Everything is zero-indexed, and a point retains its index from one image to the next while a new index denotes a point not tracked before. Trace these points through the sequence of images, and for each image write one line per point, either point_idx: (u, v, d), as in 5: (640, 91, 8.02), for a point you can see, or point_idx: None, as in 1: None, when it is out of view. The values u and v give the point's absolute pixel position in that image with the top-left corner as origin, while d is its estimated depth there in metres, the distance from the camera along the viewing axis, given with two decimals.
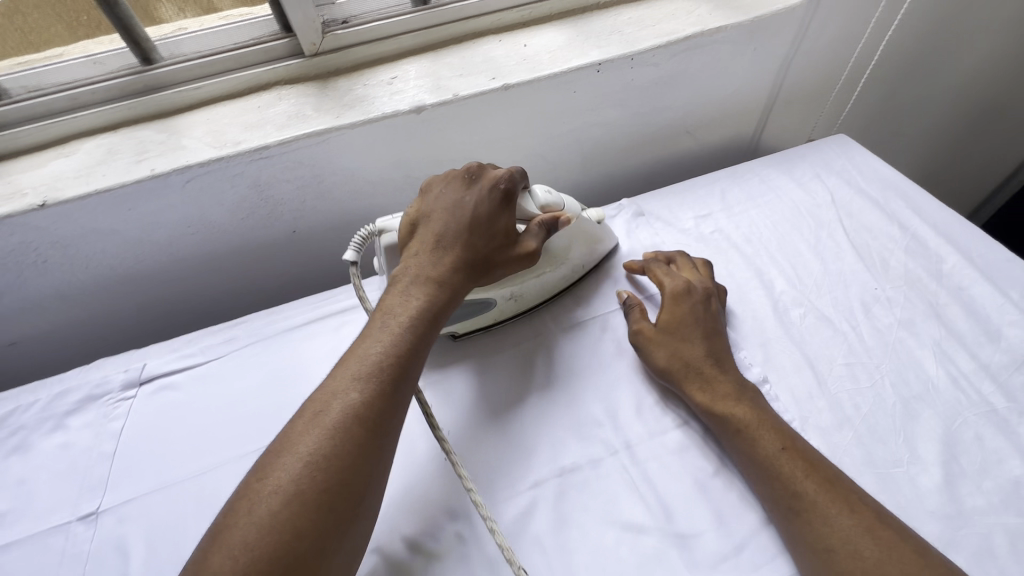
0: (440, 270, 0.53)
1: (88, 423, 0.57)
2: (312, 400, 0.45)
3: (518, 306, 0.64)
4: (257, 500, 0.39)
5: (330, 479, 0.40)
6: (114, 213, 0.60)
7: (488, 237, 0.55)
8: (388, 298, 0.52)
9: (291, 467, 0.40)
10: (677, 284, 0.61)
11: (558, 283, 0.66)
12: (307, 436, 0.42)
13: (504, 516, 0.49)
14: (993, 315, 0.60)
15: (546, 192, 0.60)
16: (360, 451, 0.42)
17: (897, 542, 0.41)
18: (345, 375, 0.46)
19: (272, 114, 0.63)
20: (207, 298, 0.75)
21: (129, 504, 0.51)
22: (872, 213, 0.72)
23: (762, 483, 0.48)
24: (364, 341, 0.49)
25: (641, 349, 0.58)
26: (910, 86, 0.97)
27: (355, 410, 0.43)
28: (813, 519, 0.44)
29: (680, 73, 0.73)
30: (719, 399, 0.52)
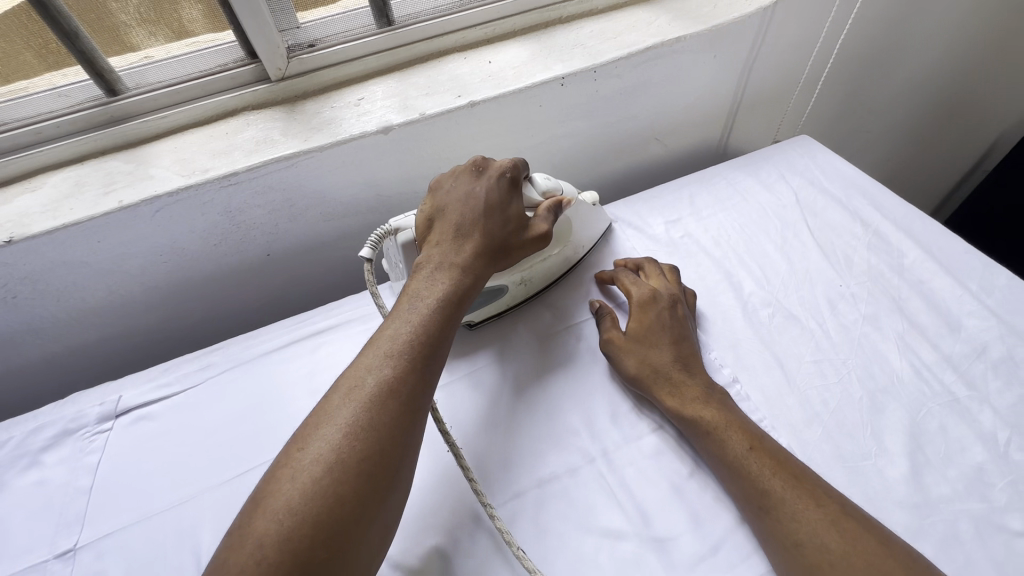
0: (462, 251, 0.54)
1: (63, 458, 0.56)
2: (346, 376, 0.45)
3: (527, 291, 0.67)
4: (299, 469, 0.39)
5: (368, 449, 0.41)
6: (84, 246, 0.60)
7: (506, 220, 0.56)
8: (413, 280, 0.53)
9: (328, 438, 0.41)
10: (643, 291, 0.62)
11: (560, 265, 0.69)
12: (342, 409, 0.43)
13: (483, 530, 0.50)
14: (952, 306, 0.62)
15: (545, 179, 0.62)
16: (396, 423, 0.43)
17: (862, 533, 0.43)
18: (378, 351, 0.46)
19: (241, 140, 0.64)
20: (184, 324, 0.75)
21: (107, 539, 0.51)
22: (836, 211, 0.74)
23: (733, 483, 0.49)
24: (392, 322, 0.49)
25: (612, 357, 0.59)
26: (870, 85, 1.00)
27: (389, 384, 0.44)
28: (782, 515, 0.45)
29: (643, 82, 0.75)
30: (688, 403, 0.53)
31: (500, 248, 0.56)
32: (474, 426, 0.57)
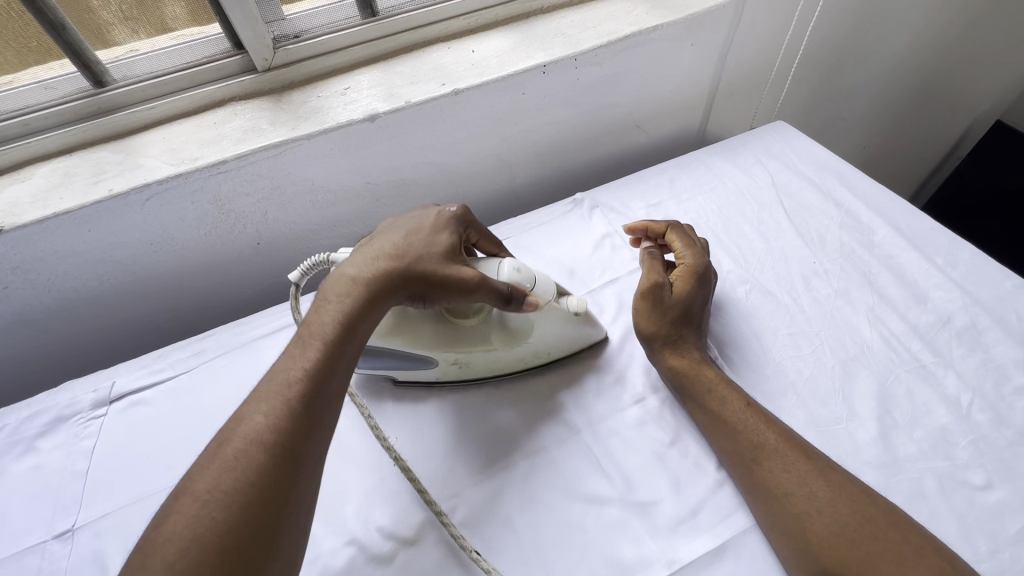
0: (364, 278, 0.50)
1: (59, 444, 0.57)
2: (220, 433, 0.41)
3: (462, 373, 0.60)
4: (150, 552, 0.34)
5: (229, 518, 0.36)
6: (75, 235, 0.61)
7: (416, 244, 0.53)
8: (310, 316, 0.49)
9: (184, 509, 0.36)
10: (698, 264, 0.62)
11: (512, 363, 0.60)
12: (205, 473, 0.38)
13: (473, 500, 0.52)
14: (920, 280, 0.65)
15: (517, 270, 0.54)
16: (266, 482, 0.38)
17: (844, 483, 0.46)
18: (255, 401, 0.42)
19: (229, 129, 0.65)
20: (175, 314, 0.76)
21: (105, 519, 0.52)
22: (810, 192, 0.76)
23: (725, 441, 0.51)
24: (278, 364, 0.45)
25: (643, 309, 0.60)
26: (844, 73, 1.03)
27: (260, 435, 0.39)
28: (773, 466, 0.48)
29: (623, 70, 0.77)
30: (694, 366, 0.56)
31: (408, 272, 0.51)
32: (460, 404, 0.59)
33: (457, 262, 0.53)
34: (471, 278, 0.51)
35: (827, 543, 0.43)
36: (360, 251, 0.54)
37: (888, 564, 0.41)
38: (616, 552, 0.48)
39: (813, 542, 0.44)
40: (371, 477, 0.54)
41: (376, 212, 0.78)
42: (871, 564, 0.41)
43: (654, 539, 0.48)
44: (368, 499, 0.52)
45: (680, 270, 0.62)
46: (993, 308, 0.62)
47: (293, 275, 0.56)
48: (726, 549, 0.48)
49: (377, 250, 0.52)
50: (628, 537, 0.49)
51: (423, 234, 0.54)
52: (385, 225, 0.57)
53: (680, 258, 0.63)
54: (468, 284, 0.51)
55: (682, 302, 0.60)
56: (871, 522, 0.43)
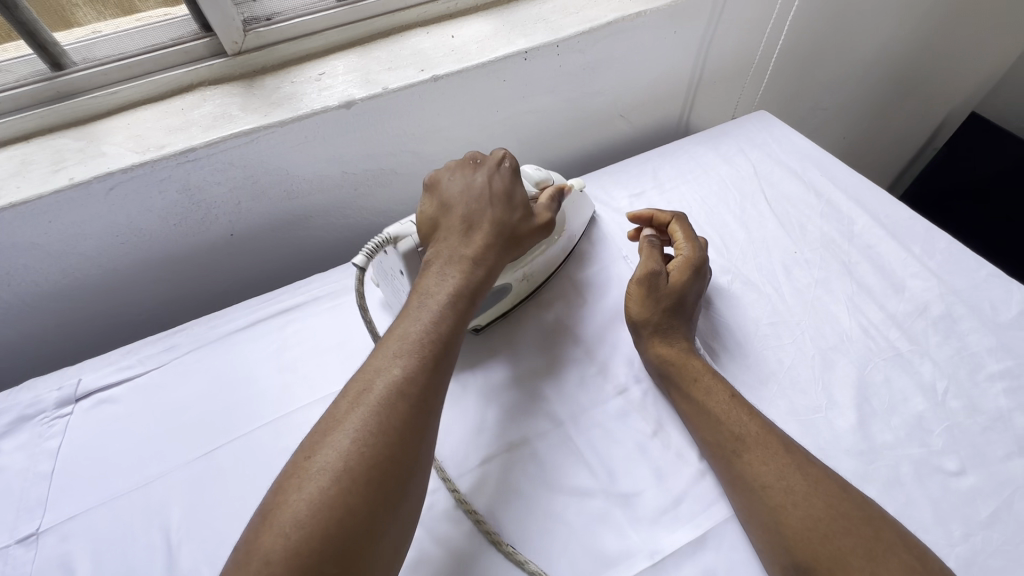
0: (473, 246, 0.53)
1: (22, 444, 0.55)
2: (354, 382, 0.44)
3: (529, 287, 0.66)
4: (306, 480, 0.38)
5: (380, 457, 0.40)
6: (34, 226, 0.58)
7: (512, 210, 0.56)
8: (422, 279, 0.52)
9: (337, 446, 0.40)
10: (695, 257, 0.62)
11: (558, 257, 0.68)
12: (349, 416, 0.41)
13: (455, 494, 0.51)
14: (897, 269, 0.66)
15: (536, 170, 0.63)
16: (409, 427, 0.42)
17: (822, 476, 0.47)
18: (387, 352, 0.45)
19: (197, 115, 0.62)
20: (144, 308, 0.73)
21: (72, 521, 0.50)
22: (791, 182, 0.77)
23: (708, 432, 0.51)
24: (402, 320, 0.48)
25: (638, 295, 0.60)
26: (825, 63, 1.03)
27: (399, 386, 0.43)
28: (753, 459, 0.48)
29: (605, 58, 0.76)
30: (682, 356, 0.56)
31: (507, 241, 0.55)
32: None
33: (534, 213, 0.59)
34: (546, 216, 0.59)
35: (801, 536, 0.43)
36: (452, 213, 0.56)
37: (858, 560, 0.41)
38: (599, 545, 0.48)
39: (788, 535, 0.44)
40: None
41: (355, 201, 0.76)
42: (843, 559, 0.42)
43: (636, 531, 0.48)
44: None
45: (679, 259, 0.62)
46: (968, 297, 0.62)
47: (357, 259, 0.56)
48: (707, 539, 0.48)
49: (476, 217, 0.55)
50: (611, 528, 0.49)
51: (512, 199, 0.57)
52: (451, 181, 0.58)
53: (679, 250, 0.63)
54: (547, 223, 0.59)
55: (676, 292, 0.59)
56: (845, 517, 0.44)
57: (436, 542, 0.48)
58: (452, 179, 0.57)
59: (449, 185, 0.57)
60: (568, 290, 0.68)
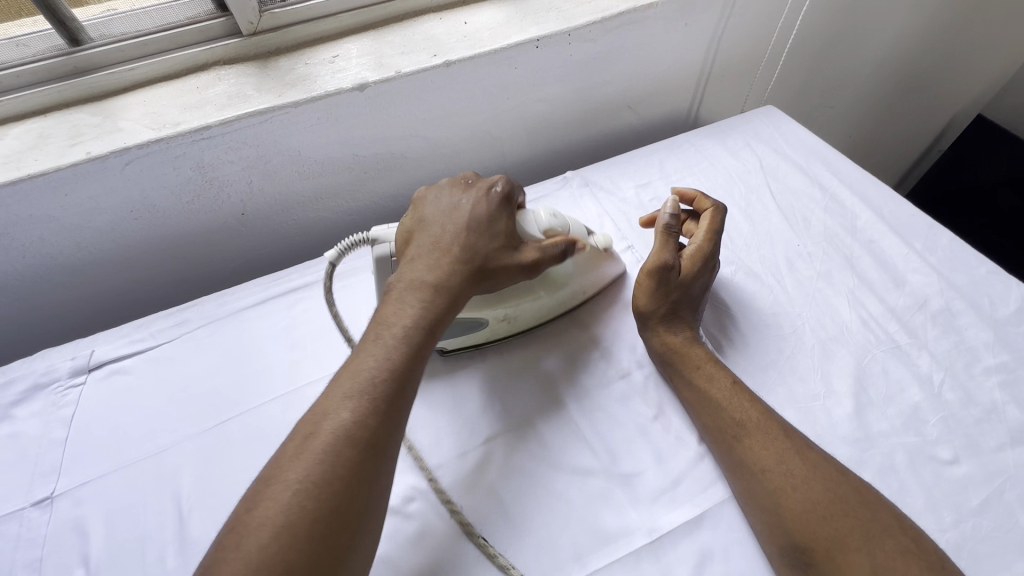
0: (438, 275, 0.51)
1: (36, 411, 0.56)
2: (304, 423, 0.43)
3: (512, 328, 0.62)
4: (244, 534, 0.37)
5: (322, 508, 0.38)
6: (51, 198, 0.59)
7: (486, 240, 0.54)
8: (383, 310, 0.50)
9: (278, 497, 0.38)
10: (709, 252, 0.62)
11: (555, 308, 0.63)
12: (294, 463, 0.40)
13: (460, 470, 0.52)
14: (899, 264, 0.67)
15: (552, 216, 0.59)
16: (352, 474, 0.40)
17: (820, 460, 0.48)
18: (338, 393, 0.44)
19: (213, 94, 0.63)
20: (156, 285, 0.74)
21: (85, 487, 0.51)
22: (797, 176, 0.77)
23: (710, 418, 0.52)
24: (360, 355, 0.47)
25: (650, 285, 0.60)
26: (833, 61, 1.03)
27: (347, 431, 0.41)
28: (754, 444, 0.49)
29: (616, 48, 0.76)
30: (687, 347, 0.57)
31: (478, 271, 0.53)
32: (449, 377, 0.59)
33: (519, 249, 0.55)
34: (534, 257, 0.55)
35: (800, 518, 0.45)
36: (422, 238, 0.54)
37: (856, 540, 0.43)
38: (599, 522, 0.49)
39: (788, 517, 0.45)
40: None
41: (366, 185, 0.77)
42: (841, 539, 0.43)
43: (636, 510, 0.50)
44: None
45: (692, 250, 0.62)
46: (968, 292, 0.63)
47: (330, 253, 0.57)
48: (705, 518, 0.49)
49: (445, 243, 0.53)
50: (611, 507, 0.50)
51: (488, 227, 0.54)
52: (429, 203, 0.57)
53: (694, 241, 0.63)
54: (533, 263, 0.55)
55: (686, 286, 0.60)
56: (843, 500, 0.45)
57: (440, 515, 0.50)
58: (434, 199, 0.57)
59: (433, 204, 0.57)
60: None
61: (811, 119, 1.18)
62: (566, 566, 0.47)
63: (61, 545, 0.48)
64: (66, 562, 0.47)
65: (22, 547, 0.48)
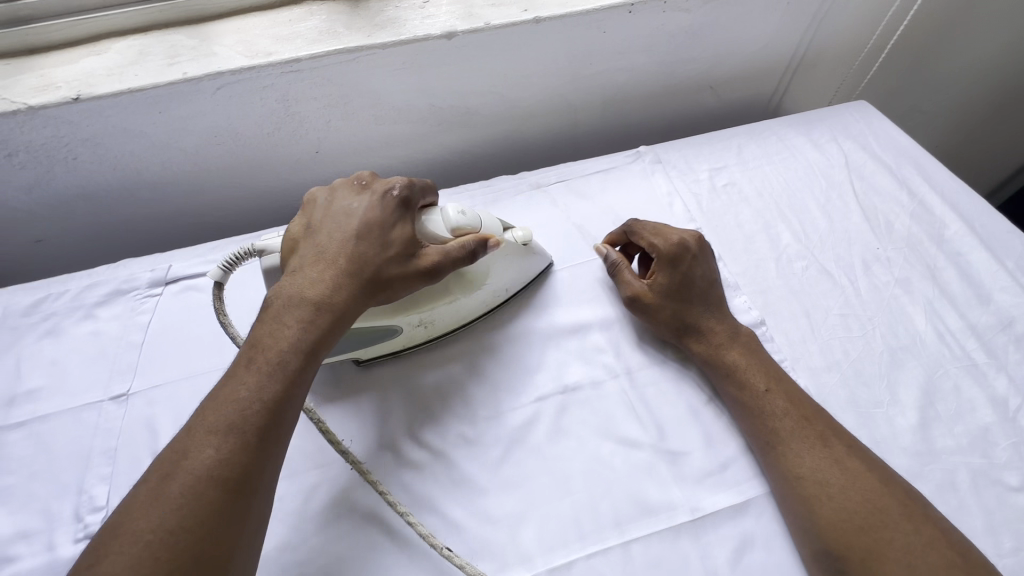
0: (326, 292, 0.46)
1: (117, 314, 0.60)
2: (160, 462, 0.39)
3: (431, 332, 0.58)
4: None
5: (175, 560, 0.35)
6: (146, 114, 0.61)
7: (381, 247, 0.49)
8: (261, 331, 0.45)
9: (122, 553, 0.35)
10: (672, 246, 0.59)
11: (474, 308, 0.59)
12: (146, 510, 0.36)
13: (509, 425, 0.53)
14: (986, 281, 0.63)
15: (461, 212, 0.53)
16: (210, 519, 0.37)
17: (863, 471, 0.46)
18: (199, 429, 0.40)
19: (304, 28, 0.64)
20: (228, 212, 0.77)
21: (157, 389, 0.55)
22: (884, 177, 0.73)
23: (747, 419, 0.51)
24: (229, 383, 0.42)
25: (643, 316, 0.58)
26: (943, 64, 0.96)
27: (207, 471, 0.38)
28: (788, 451, 0.48)
29: (710, 22, 0.73)
30: (716, 348, 0.55)
31: (374, 282, 0.48)
32: (504, 337, 0.60)
33: (416, 253, 0.50)
34: (433, 262, 0.50)
35: (835, 526, 0.43)
36: (310, 250, 0.49)
37: (895, 552, 0.41)
38: (641, 493, 0.49)
39: (820, 524, 0.44)
40: (417, 392, 0.55)
41: (436, 137, 0.77)
42: (878, 551, 0.42)
43: (679, 487, 0.49)
44: (401, 412, 0.54)
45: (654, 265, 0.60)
46: None
47: (212, 272, 0.50)
48: (750, 506, 0.49)
49: (332, 256, 0.48)
50: (655, 481, 0.50)
51: (381, 233, 0.49)
52: (320, 210, 0.52)
53: (652, 249, 0.60)
54: (430, 269, 0.49)
55: (675, 294, 0.58)
56: (885, 512, 0.43)
57: (486, 465, 0.51)
58: (322, 206, 0.52)
59: (320, 211, 0.52)
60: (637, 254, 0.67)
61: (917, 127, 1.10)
62: (605, 531, 0.47)
63: (133, 438, 0.51)
64: (137, 455, 0.51)
65: (99, 436, 0.52)
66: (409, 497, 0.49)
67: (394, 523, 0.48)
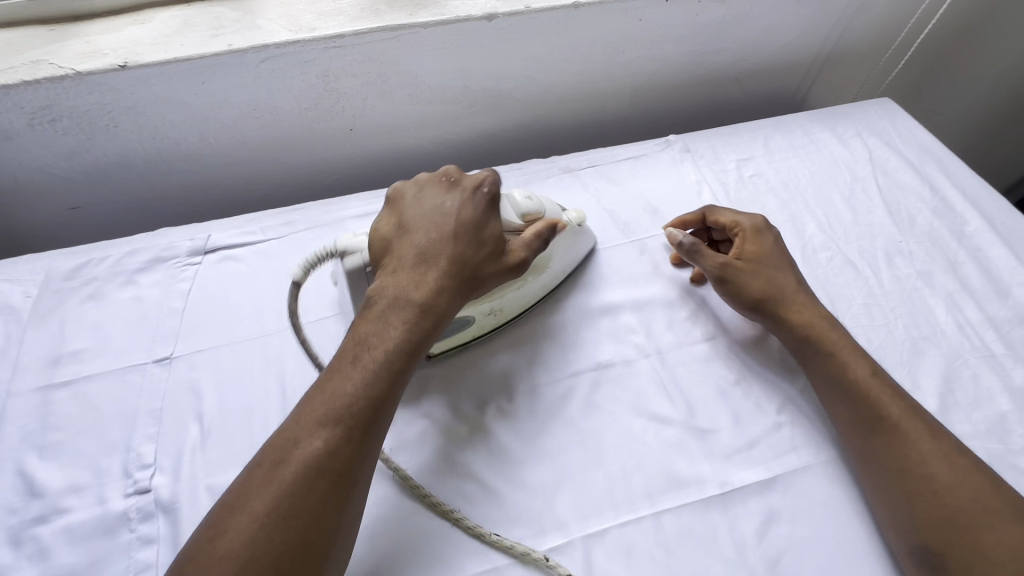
0: (421, 292, 0.48)
1: (157, 281, 0.61)
2: (270, 448, 0.41)
3: (498, 320, 0.59)
4: (210, 564, 0.37)
5: (289, 541, 0.38)
6: (190, 84, 0.62)
7: (473, 248, 0.50)
8: (360, 325, 0.47)
9: (243, 530, 0.38)
10: (755, 222, 0.62)
11: (535, 295, 0.61)
12: (262, 491, 0.39)
13: (542, 399, 0.55)
14: (1005, 275, 0.65)
15: (527, 198, 0.56)
16: (323, 505, 0.39)
17: (970, 469, 0.45)
18: (309, 419, 0.42)
19: (346, 5, 0.64)
20: (259, 187, 0.78)
21: (200, 354, 0.56)
22: (907, 173, 0.75)
23: (849, 406, 0.51)
24: (332, 375, 0.44)
25: (732, 281, 0.58)
26: (972, 65, 0.97)
27: (318, 461, 0.40)
28: (893, 442, 0.48)
29: (743, 14, 0.74)
30: (810, 326, 0.55)
31: (466, 282, 0.50)
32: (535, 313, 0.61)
33: (506, 252, 0.52)
34: (520, 257, 0.52)
35: (933, 523, 0.44)
36: (404, 245, 0.50)
37: (998, 555, 0.41)
38: (672, 467, 0.51)
39: (921, 521, 0.44)
40: (452, 365, 0.57)
41: (468, 120, 0.78)
42: (979, 553, 0.42)
43: (709, 462, 0.51)
44: (438, 383, 0.56)
45: (738, 240, 0.62)
46: None
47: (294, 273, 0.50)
48: (776, 482, 0.51)
49: (427, 253, 0.49)
50: (685, 455, 0.52)
51: (477, 236, 0.51)
52: (413, 203, 0.53)
53: (734, 225, 0.62)
54: (519, 263, 0.52)
55: (760, 261, 0.59)
56: (988, 512, 0.43)
57: (521, 437, 0.52)
58: (414, 199, 0.53)
59: (414, 205, 0.52)
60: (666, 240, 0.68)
61: (946, 129, 1.10)
62: (637, 502, 0.49)
63: (178, 401, 0.53)
64: (183, 416, 0.52)
65: (145, 396, 0.53)
66: (448, 464, 0.51)
67: (432, 488, 0.49)
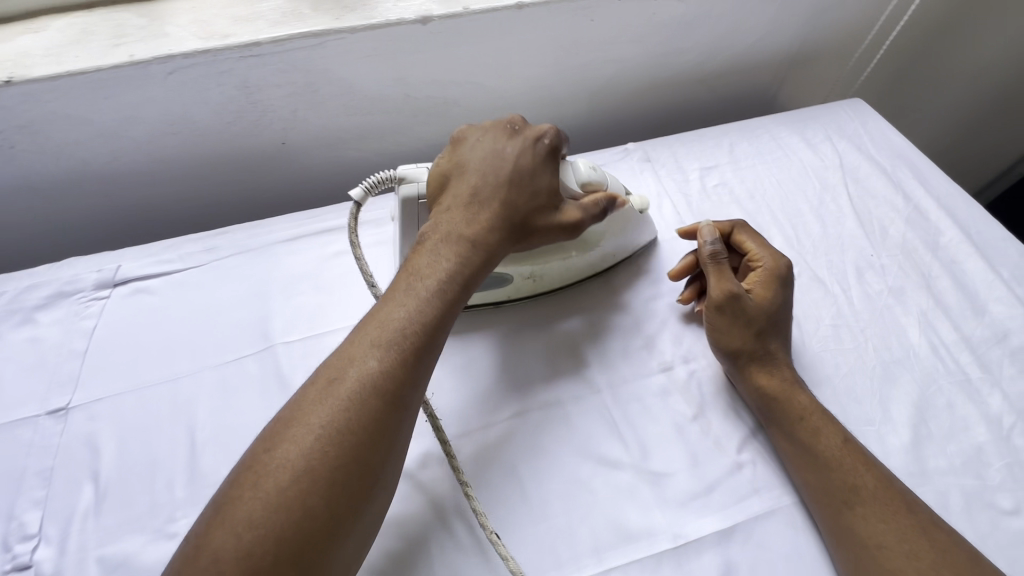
0: (475, 229, 0.47)
1: (58, 319, 0.55)
2: (326, 369, 0.40)
3: (537, 287, 0.59)
4: (263, 476, 0.35)
5: (343, 458, 0.36)
6: (90, 100, 0.56)
7: (528, 195, 0.49)
8: (415, 259, 0.46)
9: (299, 441, 0.36)
10: (779, 266, 0.55)
11: (582, 268, 0.60)
12: (318, 407, 0.38)
13: (480, 444, 0.50)
14: (981, 290, 0.61)
15: (591, 168, 0.54)
16: (378, 428, 0.38)
17: (951, 546, 0.42)
18: (365, 340, 0.41)
19: (266, 9, 0.59)
20: (187, 207, 0.72)
21: (101, 403, 0.50)
22: (878, 180, 0.71)
23: (815, 476, 0.46)
24: (387, 303, 0.43)
25: (724, 317, 0.53)
26: (950, 62, 0.92)
27: (374, 382, 0.39)
28: (868, 514, 0.44)
29: (703, 13, 0.69)
30: (783, 386, 0.51)
31: (519, 225, 0.49)
32: (477, 345, 0.56)
33: (560, 208, 0.50)
34: (575, 219, 0.50)
35: None
36: (458, 186, 0.49)
37: None
38: (621, 518, 0.46)
39: None
40: None
41: (412, 130, 0.72)
42: None
43: (662, 511, 0.47)
44: None
45: (758, 279, 0.55)
46: None
47: (356, 191, 0.53)
48: (735, 532, 0.46)
49: (483, 192, 0.48)
50: (636, 503, 0.47)
51: (531, 179, 0.49)
52: (470, 146, 0.51)
53: (757, 260, 0.56)
54: (573, 225, 0.50)
55: (767, 310, 0.53)
56: None
57: (455, 488, 0.47)
58: (472, 143, 0.51)
59: (470, 148, 0.51)
60: (623, 258, 0.64)
61: (919, 129, 1.06)
62: (583, 559, 0.45)
63: (72, 458, 0.47)
64: (77, 476, 0.46)
65: (34, 454, 0.47)
66: None
67: None
